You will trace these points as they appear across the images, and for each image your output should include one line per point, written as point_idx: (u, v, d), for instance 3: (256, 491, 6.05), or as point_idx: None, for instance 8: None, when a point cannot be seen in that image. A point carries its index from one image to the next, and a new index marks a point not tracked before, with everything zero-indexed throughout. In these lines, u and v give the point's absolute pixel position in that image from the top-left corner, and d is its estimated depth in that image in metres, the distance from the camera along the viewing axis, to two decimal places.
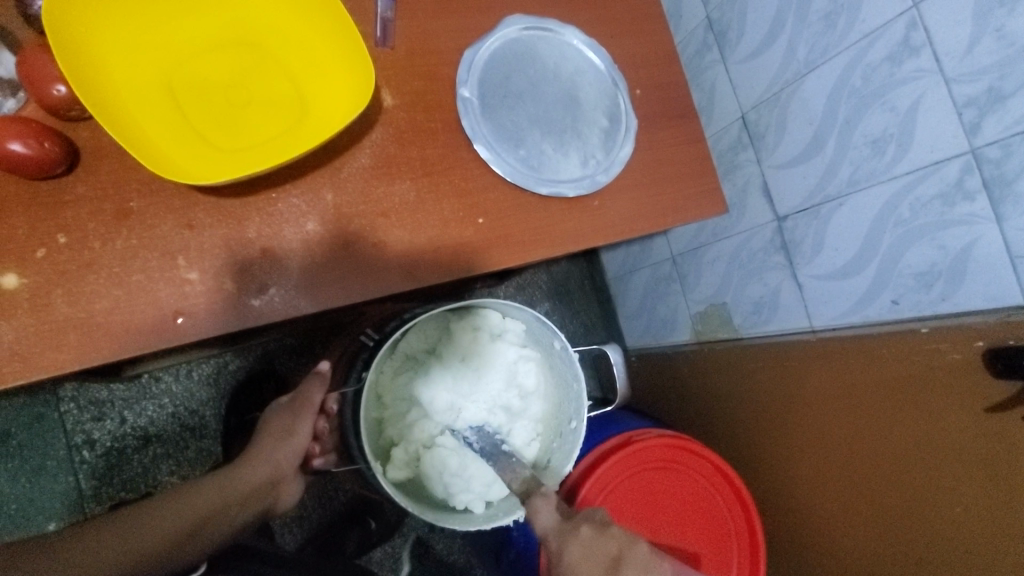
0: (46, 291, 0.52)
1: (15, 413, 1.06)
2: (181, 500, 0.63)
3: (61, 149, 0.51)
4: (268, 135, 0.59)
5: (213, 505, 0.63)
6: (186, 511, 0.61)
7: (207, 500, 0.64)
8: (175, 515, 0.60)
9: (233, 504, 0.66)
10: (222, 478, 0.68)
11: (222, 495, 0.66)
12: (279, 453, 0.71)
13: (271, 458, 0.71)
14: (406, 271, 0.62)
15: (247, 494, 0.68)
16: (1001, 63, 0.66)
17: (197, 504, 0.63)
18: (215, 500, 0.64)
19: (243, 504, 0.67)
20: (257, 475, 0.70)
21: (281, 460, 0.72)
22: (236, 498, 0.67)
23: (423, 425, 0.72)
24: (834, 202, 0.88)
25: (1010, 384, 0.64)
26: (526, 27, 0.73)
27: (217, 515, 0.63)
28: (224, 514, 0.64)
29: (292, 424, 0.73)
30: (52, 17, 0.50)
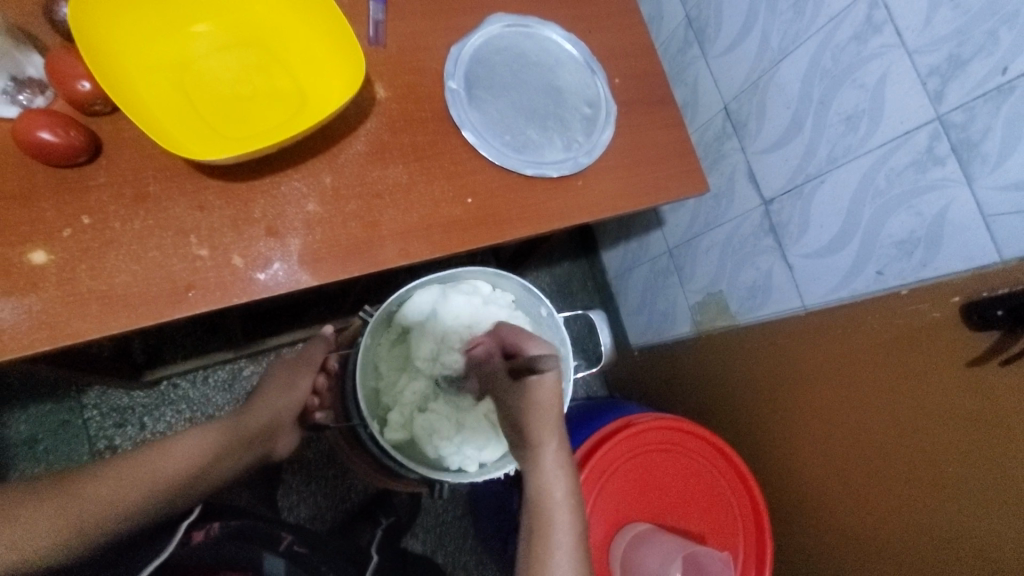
0: (72, 266, 0.57)
1: (41, 419, 1.11)
2: (188, 439, 0.66)
3: (86, 138, 0.57)
4: (270, 123, 0.64)
5: (219, 446, 0.68)
6: (195, 450, 0.65)
7: (210, 442, 0.68)
8: (182, 458, 0.64)
9: (238, 446, 0.71)
10: (224, 423, 0.72)
11: (227, 438, 0.70)
12: (281, 402, 0.80)
13: (273, 408, 0.79)
14: (400, 247, 0.67)
15: (247, 439, 0.73)
16: (959, 31, 0.69)
17: (202, 446, 0.66)
18: (217, 442, 0.68)
19: (245, 447, 0.73)
20: (257, 421, 0.76)
21: (280, 409, 0.79)
22: (237, 443, 0.71)
23: (415, 390, 0.76)
24: (815, 181, 0.91)
25: (988, 336, 0.65)
26: (508, 25, 0.79)
27: (223, 455, 0.68)
28: (230, 456, 0.69)
29: (295, 377, 0.82)
30: (77, 18, 0.56)
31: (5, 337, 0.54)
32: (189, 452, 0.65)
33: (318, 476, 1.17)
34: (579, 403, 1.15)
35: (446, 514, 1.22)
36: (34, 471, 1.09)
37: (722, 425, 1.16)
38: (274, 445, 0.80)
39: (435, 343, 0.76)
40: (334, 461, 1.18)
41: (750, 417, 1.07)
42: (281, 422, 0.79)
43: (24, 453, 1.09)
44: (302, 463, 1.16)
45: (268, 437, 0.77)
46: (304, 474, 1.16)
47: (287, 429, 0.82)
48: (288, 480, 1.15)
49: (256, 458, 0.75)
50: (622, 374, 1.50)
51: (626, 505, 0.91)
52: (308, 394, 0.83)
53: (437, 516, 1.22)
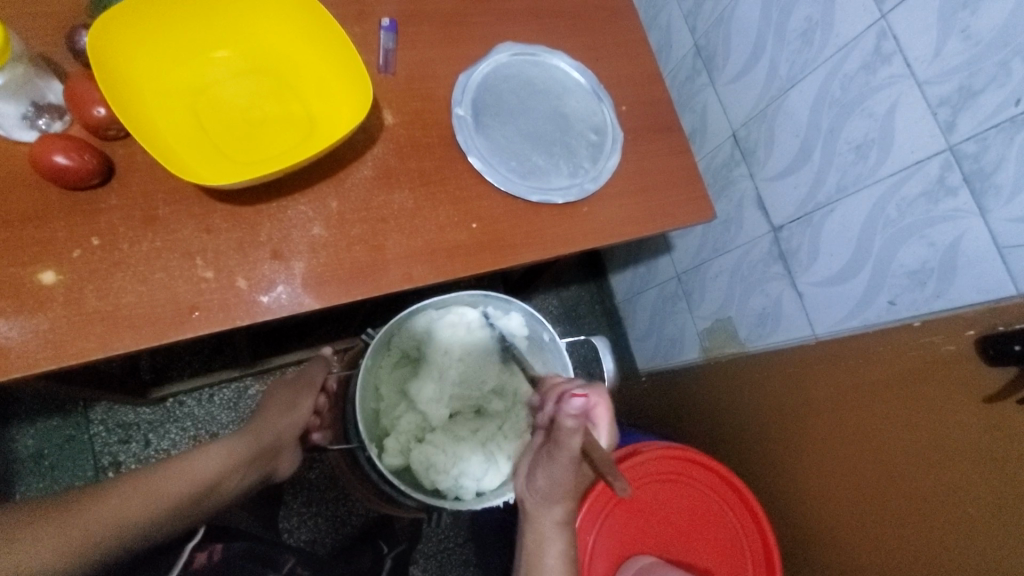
0: (79, 286, 0.58)
1: (48, 434, 1.12)
2: (194, 459, 0.66)
3: (99, 162, 0.59)
4: (279, 148, 0.65)
5: (223, 467, 0.68)
6: (199, 471, 0.65)
7: (216, 461, 0.67)
8: (187, 478, 0.64)
9: (244, 466, 0.71)
10: (229, 442, 0.71)
11: (234, 457, 0.70)
12: (283, 421, 0.78)
13: (275, 426, 0.77)
14: (404, 272, 0.67)
15: (254, 456, 0.73)
16: (969, 62, 0.69)
17: (208, 466, 0.66)
18: (222, 462, 0.68)
19: (250, 467, 0.72)
20: (262, 441, 0.74)
21: (282, 430, 0.78)
22: (244, 461, 0.71)
23: (408, 418, 0.76)
24: (824, 209, 0.90)
25: (1004, 371, 0.63)
26: (516, 53, 0.80)
27: (228, 477, 0.68)
28: (234, 477, 0.69)
29: (296, 398, 0.81)
30: (95, 46, 0.58)
31: (12, 356, 0.55)
32: (194, 473, 0.65)
33: (319, 497, 1.16)
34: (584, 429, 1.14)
35: (447, 540, 1.20)
36: (38, 486, 1.09)
37: (731, 456, 1.13)
38: (276, 464, 0.78)
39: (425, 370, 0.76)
40: (335, 484, 1.16)
41: (760, 447, 1.04)
42: (283, 442, 0.78)
43: (30, 467, 1.10)
44: (303, 485, 1.15)
45: (272, 457, 0.76)
46: (305, 495, 1.14)
47: (289, 449, 0.80)
48: (290, 502, 1.14)
49: (259, 477, 0.74)
50: (629, 401, 1.48)
51: (629, 538, 0.89)
52: (310, 415, 0.84)
53: (438, 542, 1.20)
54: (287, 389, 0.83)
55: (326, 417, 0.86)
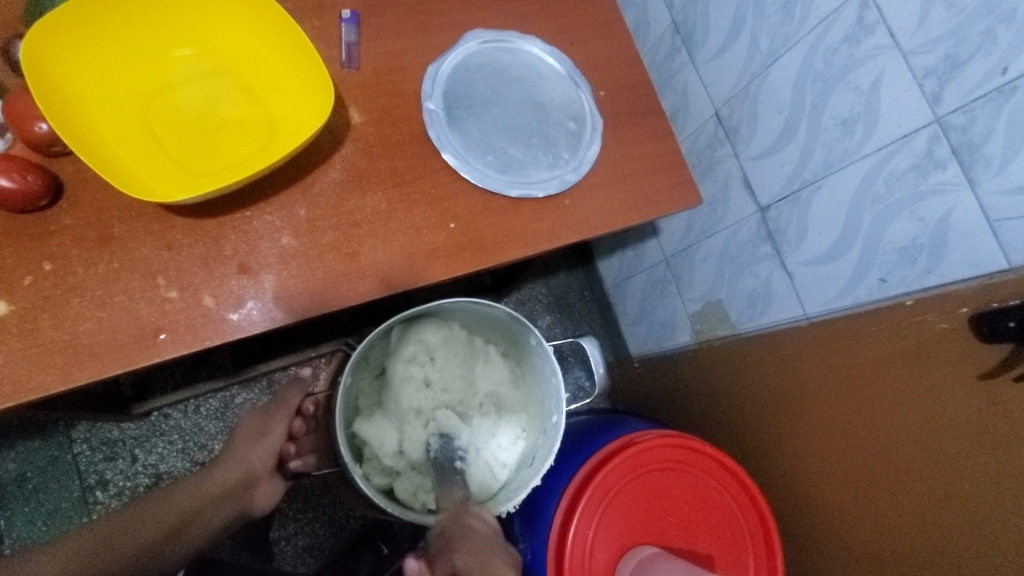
0: (33, 315, 0.54)
1: (30, 457, 1.09)
2: (162, 503, 0.67)
3: (44, 182, 0.55)
4: (239, 156, 0.62)
5: (185, 511, 0.68)
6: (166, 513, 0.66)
7: (182, 503, 0.68)
8: (153, 521, 0.65)
9: (209, 507, 0.70)
10: (196, 483, 0.72)
11: (201, 498, 0.70)
12: (254, 452, 0.77)
13: (245, 459, 0.76)
14: (380, 278, 0.64)
15: (224, 492, 0.73)
16: (954, 31, 0.66)
17: (173, 509, 0.67)
18: (190, 502, 0.69)
19: (217, 506, 0.71)
20: (231, 474, 0.74)
21: (253, 461, 0.76)
22: (213, 499, 0.71)
23: (397, 429, 0.76)
24: (811, 187, 0.88)
25: (998, 348, 0.62)
26: (486, 41, 0.76)
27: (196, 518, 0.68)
28: (201, 519, 0.68)
29: (267, 425, 0.79)
30: (29, 59, 0.54)
31: None
32: (160, 515, 0.66)
33: (315, 503, 1.14)
34: (579, 420, 1.12)
35: None
36: (25, 510, 1.07)
37: (727, 439, 1.13)
38: (253, 496, 0.77)
39: (412, 374, 0.76)
40: (330, 489, 1.14)
41: (756, 430, 1.03)
42: (256, 472, 0.76)
43: (15, 492, 1.07)
44: (298, 492, 1.13)
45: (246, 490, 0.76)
46: (300, 503, 1.12)
47: (265, 479, 0.78)
48: (285, 511, 1.12)
49: (235, 511, 0.73)
50: (624, 386, 1.47)
51: (628, 529, 0.87)
52: (284, 442, 0.80)
53: None
54: (259, 416, 0.81)
55: (304, 444, 0.81)
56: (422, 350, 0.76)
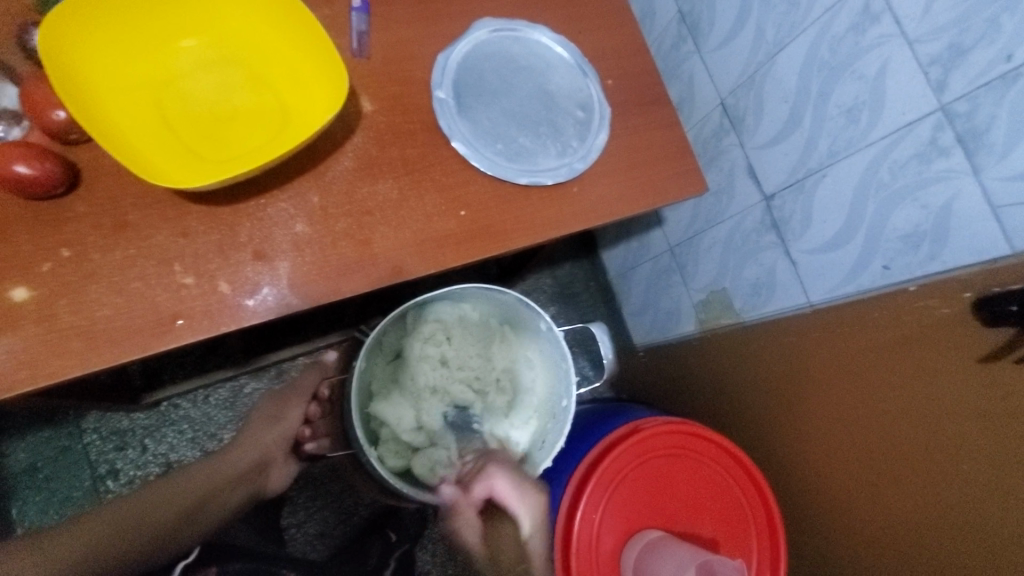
0: (53, 301, 0.55)
1: (41, 446, 1.10)
2: (183, 480, 0.72)
3: (62, 169, 0.55)
4: (253, 145, 0.62)
5: (209, 486, 0.72)
6: (189, 489, 0.70)
7: (201, 481, 0.73)
8: (176, 498, 0.69)
9: (225, 488, 0.75)
10: (212, 465, 0.76)
11: (218, 479, 0.75)
12: (268, 435, 0.83)
13: (261, 443, 0.82)
14: (393, 265, 0.65)
15: (239, 474, 0.78)
16: (960, 18, 0.67)
17: (195, 486, 0.71)
18: (209, 482, 0.73)
19: (236, 485, 0.77)
20: (245, 459, 0.80)
21: (267, 444, 0.83)
22: (228, 481, 0.76)
23: (413, 407, 0.78)
24: (816, 175, 0.88)
25: (999, 332, 0.63)
26: (495, 30, 0.76)
27: (213, 497, 0.72)
28: (222, 495, 0.73)
29: (282, 409, 0.86)
30: (48, 49, 0.55)
31: None
32: (182, 492, 0.70)
33: (324, 490, 1.15)
34: (585, 407, 1.14)
35: None
36: (37, 498, 1.08)
37: (730, 426, 1.14)
38: (267, 479, 0.84)
39: (429, 354, 0.78)
40: (339, 476, 1.16)
41: (760, 416, 1.05)
42: (271, 455, 0.83)
43: (27, 480, 1.08)
44: (308, 479, 1.14)
45: (260, 471, 0.81)
46: (309, 490, 1.14)
47: (279, 462, 0.85)
48: (295, 498, 1.13)
49: (252, 491, 0.80)
50: (628, 375, 1.48)
51: (634, 514, 0.89)
52: (300, 424, 0.86)
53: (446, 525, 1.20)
54: (274, 400, 0.88)
55: (318, 428, 0.85)
56: (439, 329, 0.78)
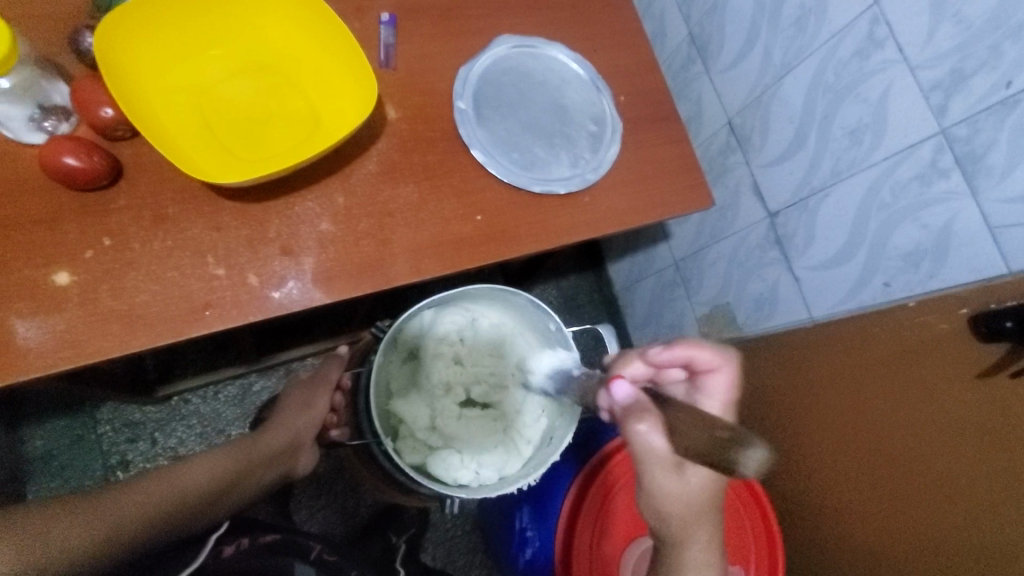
0: (94, 286, 0.58)
1: (55, 435, 1.12)
2: (220, 454, 0.73)
3: (108, 163, 0.59)
4: (285, 146, 0.66)
5: (240, 464, 0.74)
6: (225, 465, 0.72)
7: (236, 459, 0.74)
8: (211, 471, 0.70)
9: (258, 466, 0.77)
10: (246, 444, 0.78)
11: (251, 459, 0.77)
12: (299, 420, 0.85)
13: (293, 426, 0.85)
14: (411, 265, 0.68)
15: (272, 456, 0.80)
16: (960, 46, 0.70)
17: (230, 463, 0.73)
18: (244, 461, 0.75)
19: (266, 466, 0.79)
20: (278, 441, 0.82)
21: (300, 430, 0.85)
22: (261, 462, 0.78)
23: (429, 405, 0.80)
24: (819, 194, 0.91)
25: (997, 347, 0.65)
26: (515, 46, 0.80)
27: (245, 477, 0.74)
28: (252, 475, 0.75)
29: (313, 397, 0.88)
30: (102, 52, 0.59)
31: (30, 357, 0.56)
32: (217, 468, 0.71)
33: (327, 489, 1.17)
34: None
35: (454, 529, 1.22)
36: (49, 485, 1.09)
37: None
38: (295, 462, 0.85)
39: (443, 352, 0.81)
40: (344, 475, 1.18)
41: (760, 429, 1.06)
42: (300, 441, 0.85)
43: (40, 468, 1.10)
44: (312, 477, 1.16)
45: (290, 456, 0.83)
46: (313, 488, 1.15)
47: (308, 447, 0.87)
48: (298, 496, 1.15)
49: (278, 475, 0.82)
50: None
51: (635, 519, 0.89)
52: (326, 413, 0.88)
53: (445, 530, 1.22)
54: (305, 390, 0.90)
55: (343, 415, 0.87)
56: (453, 330, 0.82)
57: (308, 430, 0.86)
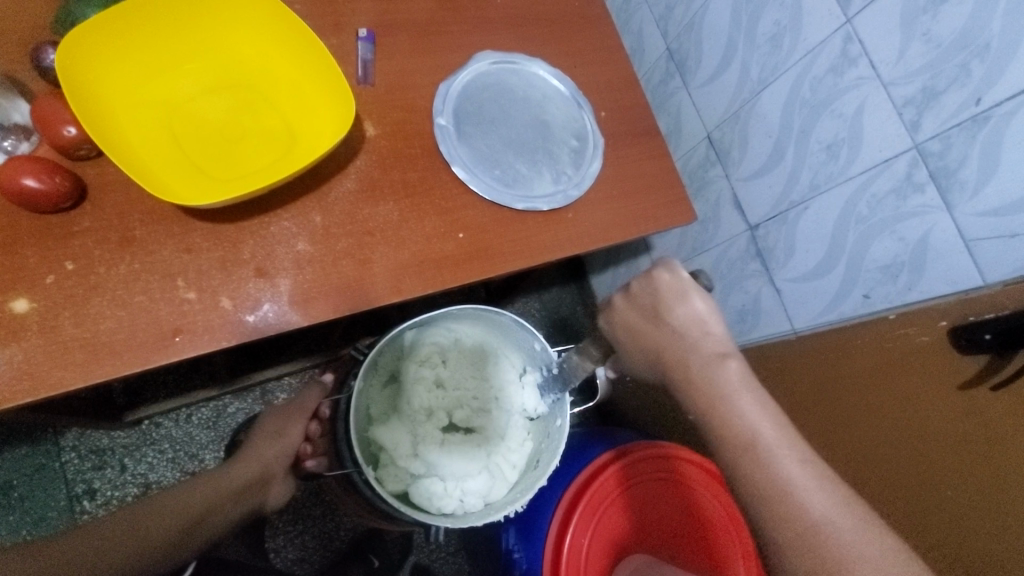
0: (54, 313, 0.55)
1: (17, 464, 1.06)
2: (184, 494, 0.70)
3: (71, 184, 0.56)
4: (260, 164, 0.64)
5: (207, 503, 0.70)
6: (188, 504, 0.68)
7: (201, 496, 0.71)
8: (173, 512, 0.66)
9: (227, 500, 0.74)
10: (213, 479, 0.75)
11: (218, 494, 0.73)
12: (269, 450, 0.83)
13: (262, 458, 0.82)
14: (392, 285, 0.66)
15: (241, 489, 0.77)
16: (931, 65, 0.72)
17: (194, 500, 0.70)
18: (210, 496, 0.72)
19: (236, 499, 0.75)
20: (247, 473, 0.79)
21: (269, 460, 0.82)
22: (230, 495, 0.74)
23: (410, 431, 0.79)
24: (798, 207, 0.92)
25: (976, 359, 0.66)
26: (495, 61, 0.80)
27: (214, 511, 0.70)
28: (220, 509, 0.71)
29: (284, 426, 0.86)
30: (66, 71, 0.57)
31: None
32: (180, 508, 0.67)
33: (305, 513, 1.13)
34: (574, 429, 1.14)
35: (439, 551, 1.19)
36: (9, 518, 1.04)
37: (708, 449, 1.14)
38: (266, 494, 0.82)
39: (423, 376, 0.80)
40: (322, 499, 1.14)
41: None
42: (271, 471, 0.82)
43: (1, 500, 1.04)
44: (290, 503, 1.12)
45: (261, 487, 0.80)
46: (291, 515, 1.11)
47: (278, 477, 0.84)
48: (275, 522, 1.10)
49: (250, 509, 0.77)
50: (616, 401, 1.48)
51: (622, 537, 0.86)
52: (301, 442, 0.85)
53: (430, 552, 1.19)
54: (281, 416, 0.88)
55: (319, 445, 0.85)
56: (434, 352, 0.81)
57: (278, 460, 0.83)
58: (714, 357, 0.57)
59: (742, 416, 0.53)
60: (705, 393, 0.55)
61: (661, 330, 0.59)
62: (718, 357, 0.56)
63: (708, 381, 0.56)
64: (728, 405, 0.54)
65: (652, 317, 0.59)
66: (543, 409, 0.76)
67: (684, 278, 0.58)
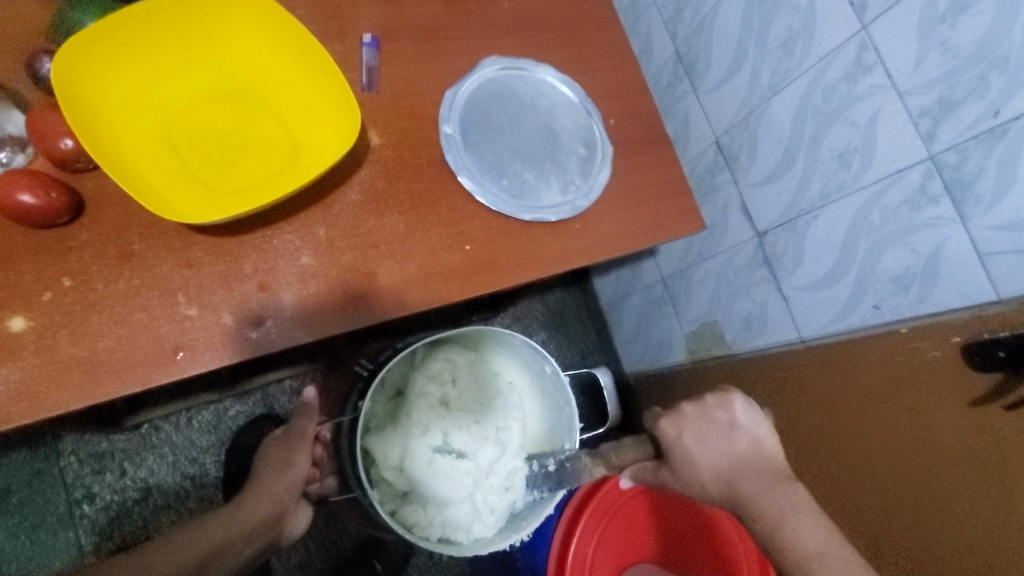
0: (52, 332, 0.54)
1: (16, 469, 1.05)
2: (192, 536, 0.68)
3: (68, 198, 0.55)
4: (262, 177, 0.62)
5: (215, 546, 0.68)
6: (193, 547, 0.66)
7: (208, 539, 0.69)
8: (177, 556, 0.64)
9: (236, 542, 0.71)
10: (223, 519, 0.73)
11: (226, 534, 0.71)
12: (279, 484, 0.79)
13: (273, 493, 0.78)
14: (397, 299, 0.65)
15: (252, 529, 0.74)
16: (948, 75, 0.70)
17: (200, 544, 0.67)
18: (217, 538, 0.70)
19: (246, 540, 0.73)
20: (259, 511, 0.76)
21: (280, 493, 0.78)
22: (239, 536, 0.72)
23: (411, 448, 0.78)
24: (808, 216, 0.91)
25: (990, 377, 0.65)
26: (502, 67, 0.78)
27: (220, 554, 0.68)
28: (226, 553, 0.69)
29: (290, 458, 0.80)
30: (61, 81, 0.55)
31: None
32: (184, 552, 0.65)
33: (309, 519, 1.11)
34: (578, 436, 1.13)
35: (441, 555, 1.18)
36: (8, 523, 1.03)
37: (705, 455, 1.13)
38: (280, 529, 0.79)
39: (431, 392, 0.80)
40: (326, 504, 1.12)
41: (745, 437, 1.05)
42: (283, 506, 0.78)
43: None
44: None
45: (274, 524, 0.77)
46: None
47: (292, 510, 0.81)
48: None
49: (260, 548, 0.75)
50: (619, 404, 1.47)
51: (630, 543, 0.88)
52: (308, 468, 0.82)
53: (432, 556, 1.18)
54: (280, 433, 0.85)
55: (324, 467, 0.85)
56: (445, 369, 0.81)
57: (289, 493, 0.79)
58: (781, 481, 0.59)
59: (803, 534, 0.55)
60: (773, 504, 0.57)
61: (729, 444, 0.61)
62: (787, 481, 0.59)
63: (777, 498, 0.57)
64: (792, 523, 0.56)
65: (726, 431, 0.62)
66: (528, 496, 0.72)
67: (759, 411, 0.63)
